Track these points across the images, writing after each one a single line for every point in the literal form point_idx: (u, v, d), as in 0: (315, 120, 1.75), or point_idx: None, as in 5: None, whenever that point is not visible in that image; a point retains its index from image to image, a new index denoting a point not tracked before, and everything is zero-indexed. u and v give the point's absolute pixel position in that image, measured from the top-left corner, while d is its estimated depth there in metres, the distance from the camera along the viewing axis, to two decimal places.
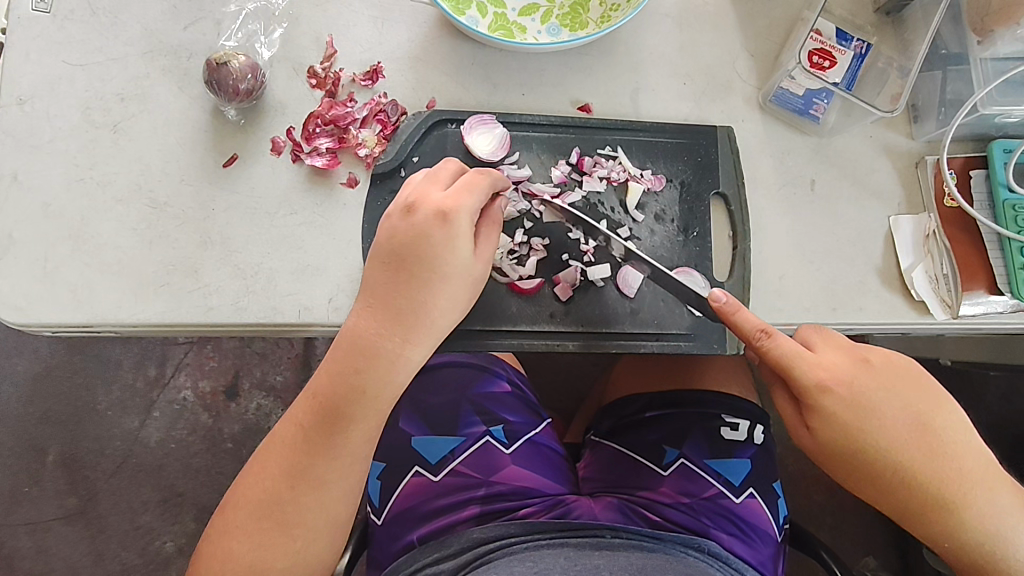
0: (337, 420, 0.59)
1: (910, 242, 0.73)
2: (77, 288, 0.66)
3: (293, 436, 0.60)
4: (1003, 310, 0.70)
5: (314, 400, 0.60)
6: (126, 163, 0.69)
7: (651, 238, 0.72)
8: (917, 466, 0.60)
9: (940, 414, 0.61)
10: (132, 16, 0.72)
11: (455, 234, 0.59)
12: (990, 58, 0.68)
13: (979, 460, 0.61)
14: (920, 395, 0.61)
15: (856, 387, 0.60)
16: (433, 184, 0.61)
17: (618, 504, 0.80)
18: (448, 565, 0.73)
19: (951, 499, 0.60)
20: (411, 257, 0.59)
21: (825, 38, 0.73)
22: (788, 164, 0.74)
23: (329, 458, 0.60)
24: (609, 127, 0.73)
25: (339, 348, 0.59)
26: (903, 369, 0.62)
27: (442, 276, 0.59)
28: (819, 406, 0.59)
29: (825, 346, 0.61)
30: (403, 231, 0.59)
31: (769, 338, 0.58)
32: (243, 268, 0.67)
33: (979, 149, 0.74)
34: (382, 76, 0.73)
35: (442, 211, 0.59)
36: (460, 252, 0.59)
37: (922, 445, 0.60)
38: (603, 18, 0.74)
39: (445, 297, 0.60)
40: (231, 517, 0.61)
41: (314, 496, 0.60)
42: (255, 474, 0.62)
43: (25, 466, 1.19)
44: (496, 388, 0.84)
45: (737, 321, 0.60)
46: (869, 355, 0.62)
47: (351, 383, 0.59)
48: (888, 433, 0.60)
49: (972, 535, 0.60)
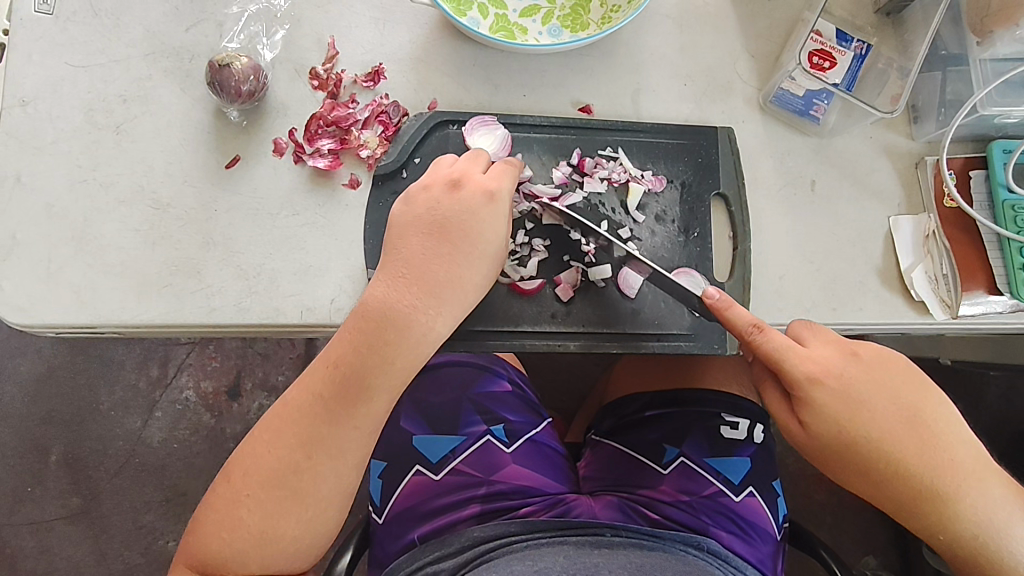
0: (361, 392, 0.59)
1: (909, 242, 0.73)
2: (81, 289, 0.66)
3: (310, 405, 0.60)
4: (1002, 310, 0.70)
5: (335, 369, 0.60)
6: (129, 164, 0.69)
7: (652, 238, 0.72)
8: (909, 458, 0.60)
9: (930, 406, 0.61)
10: (135, 18, 0.72)
11: (499, 212, 0.63)
12: (990, 59, 0.69)
13: (971, 452, 0.61)
14: (912, 389, 0.62)
15: (846, 380, 0.60)
16: (475, 164, 0.65)
17: (618, 503, 0.80)
18: (447, 563, 0.73)
19: (944, 491, 0.60)
20: (457, 228, 0.61)
21: (825, 39, 0.73)
22: (789, 164, 0.74)
23: (348, 429, 0.60)
24: (610, 128, 0.73)
25: (368, 317, 0.59)
26: (892, 362, 0.62)
27: (483, 251, 0.62)
28: (811, 398, 0.60)
29: (816, 341, 0.62)
30: (448, 204, 0.62)
31: (761, 334, 0.60)
32: (245, 269, 0.68)
33: (979, 150, 0.74)
34: (384, 77, 0.73)
35: (488, 189, 0.63)
36: (502, 229, 0.63)
37: (913, 437, 0.60)
38: (604, 19, 0.75)
39: (480, 270, 0.62)
40: (239, 485, 0.60)
41: (328, 468, 0.60)
42: (264, 444, 0.60)
43: (28, 466, 1.20)
44: (497, 387, 0.85)
45: (728, 317, 0.61)
46: (859, 350, 0.62)
47: (382, 354, 0.59)
48: (879, 425, 0.60)
49: (968, 528, 0.60)
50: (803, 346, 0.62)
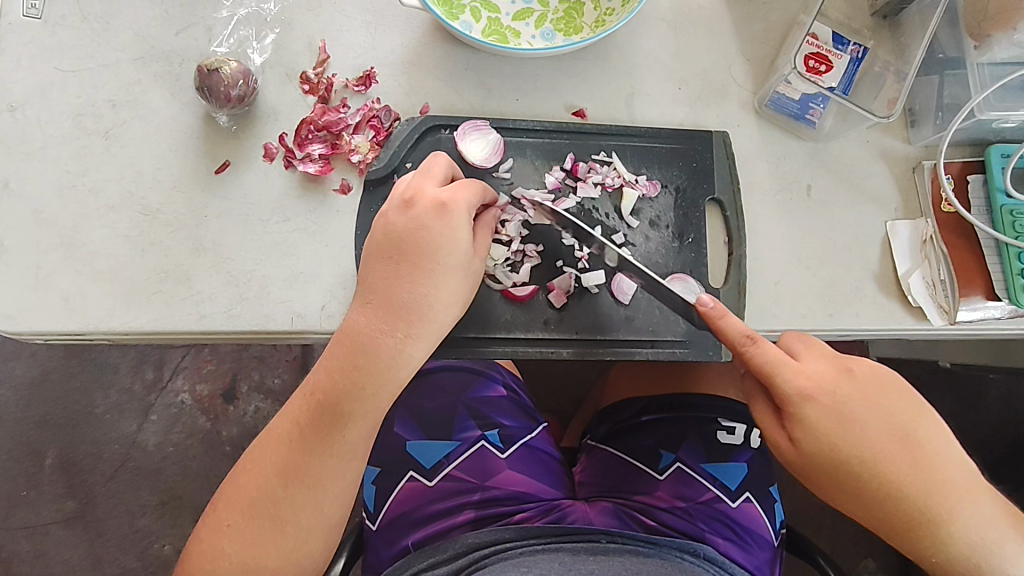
0: (335, 418, 0.59)
1: (906, 247, 0.72)
2: (70, 296, 0.66)
3: (289, 433, 0.60)
4: (1000, 316, 0.69)
5: (312, 396, 0.60)
6: (118, 170, 0.69)
7: (646, 244, 0.71)
8: (901, 478, 0.58)
9: (922, 425, 0.60)
10: (124, 22, 0.71)
11: (454, 223, 0.60)
12: (987, 63, 0.68)
13: (963, 471, 0.59)
14: (904, 407, 0.60)
15: (838, 397, 0.59)
16: (428, 180, 0.62)
17: (614, 509, 0.79)
18: (442, 569, 0.72)
19: (937, 513, 0.58)
20: (412, 248, 0.59)
21: (821, 43, 0.72)
22: (785, 169, 0.74)
23: (325, 456, 0.59)
24: (604, 132, 0.72)
25: (338, 346, 0.59)
26: (886, 379, 0.61)
27: (443, 268, 0.59)
28: (800, 414, 0.58)
29: (806, 354, 0.61)
30: (402, 224, 0.60)
31: (755, 345, 0.59)
32: (235, 275, 0.67)
33: (976, 154, 0.74)
34: (375, 81, 0.72)
35: (440, 202, 0.60)
36: (460, 242, 0.60)
37: (906, 457, 0.58)
38: (598, 23, 0.74)
39: (447, 290, 0.60)
40: (222, 515, 0.61)
41: (307, 495, 0.60)
42: (247, 474, 0.61)
43: (23, 470, 1.19)
44: (491, 392, 0.84)
45: (722, 327, 0.60)
46: (851, 364, 0.61)
47: (352, 380, 0.58)
48: (871, 443, 0.58)
49: (957, 550, 0.58)
50: (795, 359, 0.61)
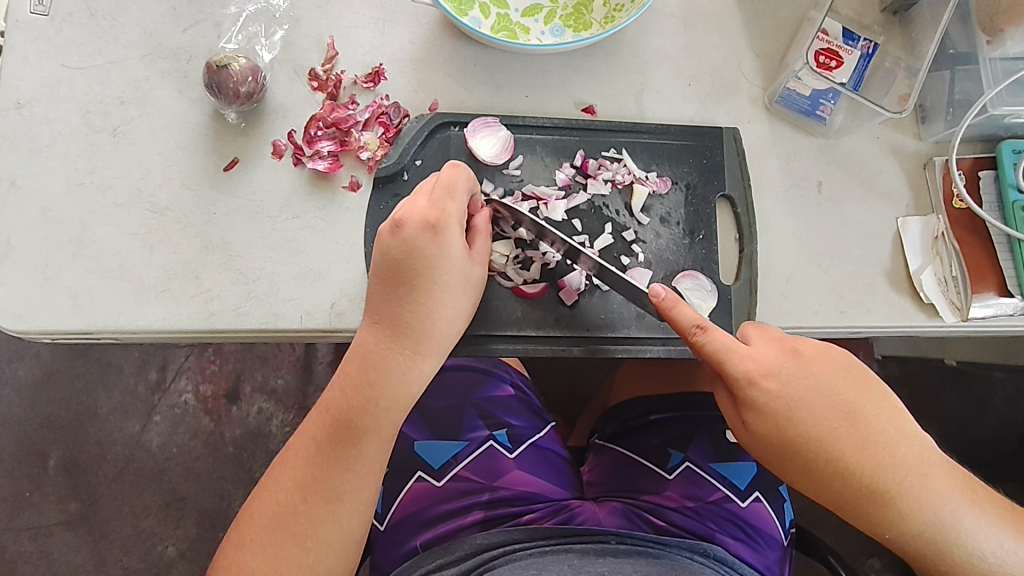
0: (351, 434, 0.59)
1: (918, 244, 0.72)
2: (79, 294, 0.65)
3: (306, 449, 0.60)
4: (1012, 313, 0.69)
5: (328, 412, 0.60)
6: (126, 168, 0.68)
7: (657, 241, 0.71)
8: (849, 457, 0.58)
9: (867, 398, 0.60)
10: (131, 19, 0.71)
11: (447, 241, 0.59)
12: (1000, 58, 0.68)
13: (914, 445, 0.60)
14: (849, 383, 0.60)
15: (783, 378, 0.59)
16: (419, 198, 0.60)
17: (623, 509, 0.79)
18: (451, 570, 0.72)
19: (887, 488, 0.58)
20: (409, 271, 0.58)
21: (831, 38, 0.72)
22: (796, 165, 0.73)
23: (342, 470, 0.59)
24: (613, 128, 0.72)
25: (351, 362, 0.60)
26: (832, 357, 0.61)
27: (443, 286, 0.59)
28: (752, 400, 0.59)
29: (759, 339, 0.61)
30: (394, 248, 0.58)
31: (705, 333, 0.59)
32: (244, 273, 0.67)
33: (987, 150, 0.73)
34: (384, 78, 0.72)
35: (430, 222, 0.58)
36: (456, 259, 0.59)
37: (853, 434, 0.59)
38: (607, 18, 0.74)
39: (449, 306, 0.60)
40: (245, 531, 0.60)
41: (327, 509, 0.59)
42: (268, 489, 0.61)
43: (26, 472, 1.19)
44: (499, 392, 0.84)
45: (675, 315, 0.60)
46: (799, 345, 0.61)
47: (365, 395, 0.59)
48: (817, 423, 0.59)
49: (911, 523, 0.59)
50: (745, 345, 0.61)
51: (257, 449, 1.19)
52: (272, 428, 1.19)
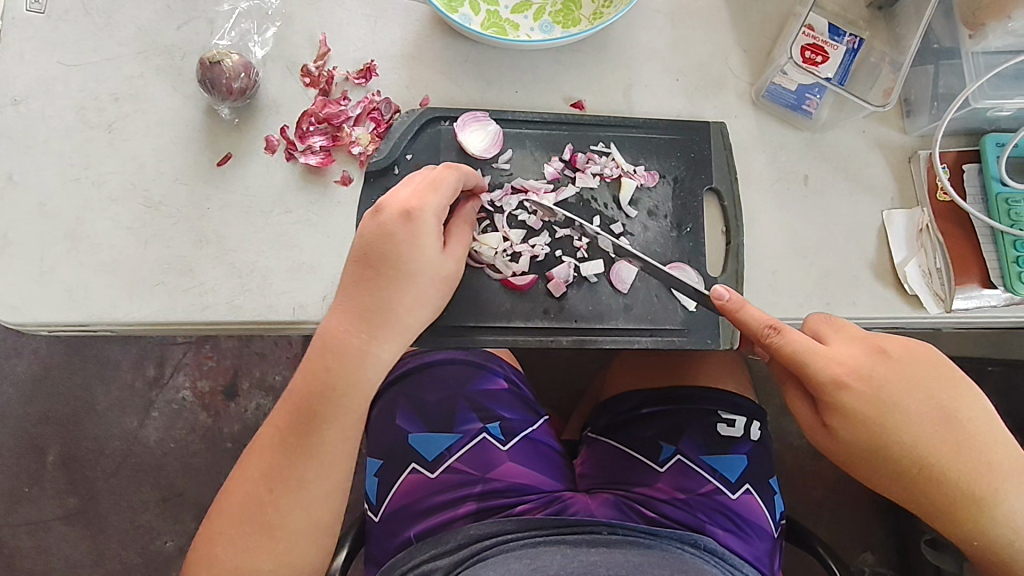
0: (312, 422, 0.59)
1: (903, 237, 0.73)
2: (74, 287, 0.67)
3: (271, 440, 0.60)
4: (996, 304, 0.70)
5: (291, 402, 0.60)
6: (121, 163, 0.69)
7: (644, 234, 0.72)
8: (944, 463, 0.59)
9: (961, 402, 0.60)
10: (126, 16, 0.72)
11: (421, 231, 0.59)
12: (981, 52, 0.69)
13: (1003, 449, 0.60)
14: (941, 386, 0.60)
15: (875, 382, 0.59)
16: (401, 187, 0.61)
17: (614, 501, 0.80)
18: (442, 562, 0.73)
19: (978, 493, 0.59)
20: (378, 255, 0.59)
21: (817, 33, 0.73)
22: (783, 159, 0.74)
23: (306, 458, 0.60)
24: (602, 123, 0.73)
25: (313, 350, 0.60)
26: (923, 358, 0.61)
27: (408, 274, 0.59)
28: (841, 404, 0.59)
29: (838, 339, 0.61)
30: (368, 234, 0.59)
31: (778, 334, 0.58)
32: (237, 266, 0.68)
33: (972, 144, 0.74)
34: (375, 74, 0.73)
35: (405, 210, 0.59)
36: (426, 249, 0.60)
37: (945, 437, 0.59)
38: (596, 15, 0.75)
39: (412, 294, 0.60)
40: (214, 524, 0.61)
41: (290, 498, 0.60)
42: (238, 481, 0.62)
43: (26, 467, 1.20)
44: (492, 385, 0.85)
45: (741, 318, 0.60)
46: (884, 344, 0.61)
47: (323, 381, 0.59)
48: (910, 425, 0.59)
49: (1001, 529, 0.59)
50: (824, 343, 0.60)
51: None
52: None
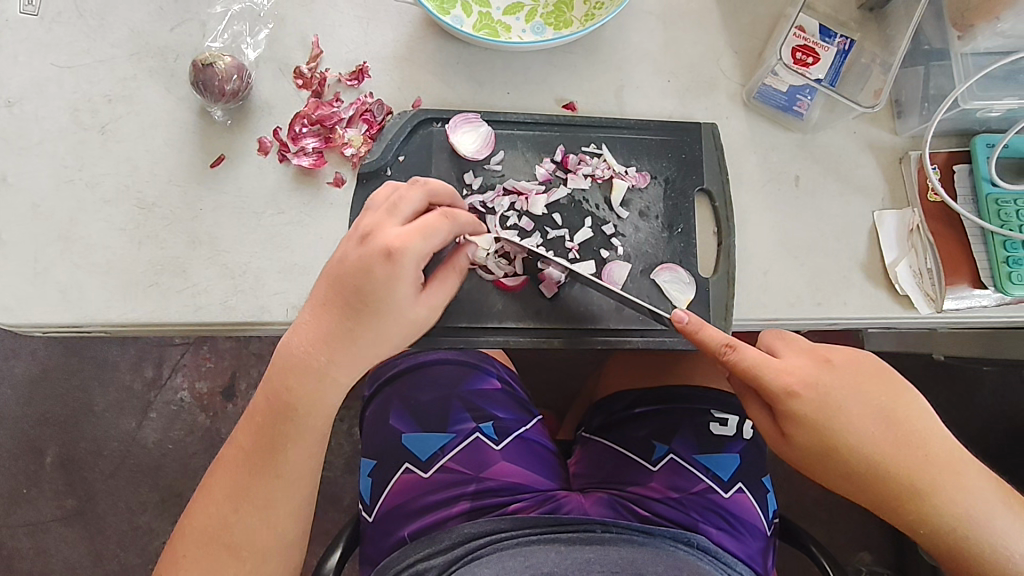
0: (275, 439, 0.60)
1: (894, 237, 0.73)
2: (69, 288, 0.67)
3: (235, 459, 0.61)
4: (986, 304, 0.70)
5: (252, 418, 0.61)
6: (115, 165, 0.70)
7: (635, 235, 0.72)
8: (886, 459, 0.59)
9: (902, 403, 0.61)
10: (120, 18, 0.72)
11: (399, 275, 0.57)
12: (971, 53, 0.69)
13: (945, 446, 0.60)
14: (882, 389, 0.61)
15: (821, 388, 0.59)
16: (391, 217, 0.59)
17: (608, 499, 0.80)
18: (437, 560, 0.73)
19: (921, 488, 0.59)
20: (352, 289, 0.57)
21: (808, 35, 0.73)
22: (774, 160, 0.75)
23: (270, 476, 0.60)
24: (593, 124, 0.73)
25: (275, 369, 0.60)
26: (866, 365, 0.61)
27: (377, 313, 0.57)
28: (790, 411, 0.59)
29: (787, 351, 0.61)
30: (346, 263, 0.57)
31: (734, 351, 0.59)
32: (231, 268, 0.68)
33: (962, 145, 0.75)
34: (368, 76, 0.73)
35: (387, 249, 0.56)
36: (401, 292, 0.57)
37: (889, 437, 0.60)
38: (587, 16, 0.75)
39: (377, 332, 0.58)
40: (178, 547, 0.61)
41: (255, 517, 0.60)
42: (201, 502, 0.62)
43: (23, 468, 1.20)
44: (485, 385, 0.85)
45: (700, 339, 0.61)
46: (831, 355, 0.61)
47: (284, 400, 0.59)
48: (857, 427, 0.59)
49: (947, 523, 0.59)
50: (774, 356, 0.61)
51: None
52: None
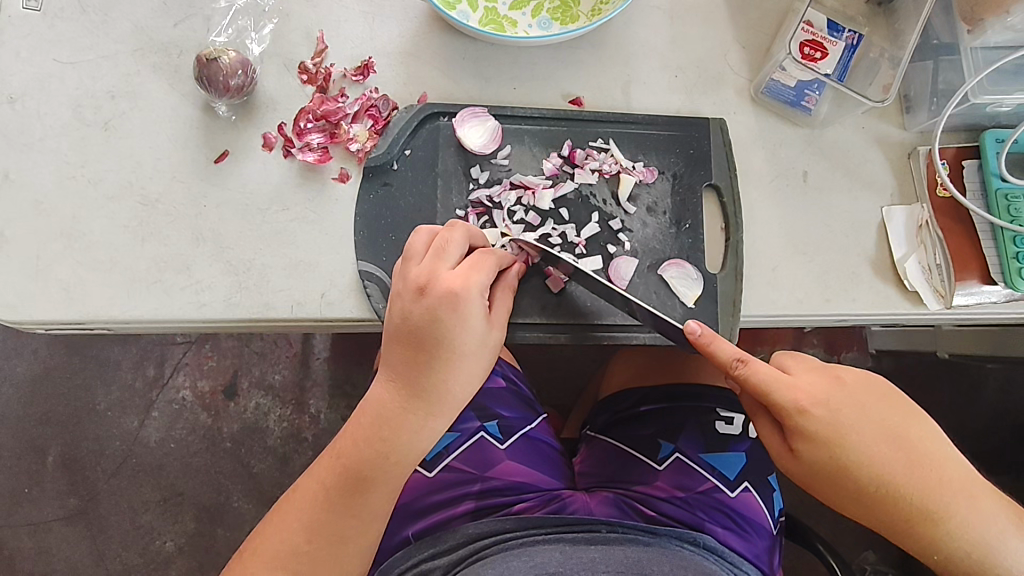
0: (361, 484, 0.60)
1: (902, 233, 0.73)
2: (71, 286, 0.66)
3: (313, 496, 0.60)
4: (997, 300, 0.69)
5: (337, 459, 0.60)
6: (119, 160, 0.69)
7: (643, 230, 0.72)
8: (901, 479, 0.58)
9: (913, 423, 0.60)
10: (123, 14, 0.72)
11: (468, 315, 0.58)
12: (980, 47, 0.69)
13: (956, 466, 0.60)
14: (891, 409, 0.61)
15: (836, 407, 0.59)
16: (440, 260, 0.59)
17: (614, 499, 0.80)
18: (441, 561, 0.72)
19: (935, 509, 0.58)
20: (429, 339, 0.58)
21: (816, 30, 0.73)
22: (782, 156, 0.74)
23: (347, 515, 0.60)
24: (600, 119, 0.73)
25: (364, 417, 0.60)
26: (875, 384, 0.62)
27: (460, 355, 0.58)
28: (806, 430, 0.58)
29: (802, 369, 0.61)
30: (415, 313, 0.58)
31: (746, 366, 0.59)
32: (235, 264, 0.67)
33: (971, 140, 0.74)
34: (373, 71, 0.73)
35: (452, 291, 0.57)
36: (475, 329, 0.59)
37: (903, 457, 0.59)
38: (594, 11, 0.75)
39: (462, 374, 0.59)
40: (247, 564, 0.60)
41: (329, 552, 0.60)
42: (273, 528, 0.61)
43: (25, 467, 1.19)
44: (490, 384, 0.84)
45: (713, 351, 0.60)
46: (842, 373, 0.61)
47: (375, 449, 0.59)
48: (870, 448, 0.58)
49: (961, 546, 0.58)
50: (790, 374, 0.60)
51: (254, 444, 1.20)
52: (269, 423, 1.20)
